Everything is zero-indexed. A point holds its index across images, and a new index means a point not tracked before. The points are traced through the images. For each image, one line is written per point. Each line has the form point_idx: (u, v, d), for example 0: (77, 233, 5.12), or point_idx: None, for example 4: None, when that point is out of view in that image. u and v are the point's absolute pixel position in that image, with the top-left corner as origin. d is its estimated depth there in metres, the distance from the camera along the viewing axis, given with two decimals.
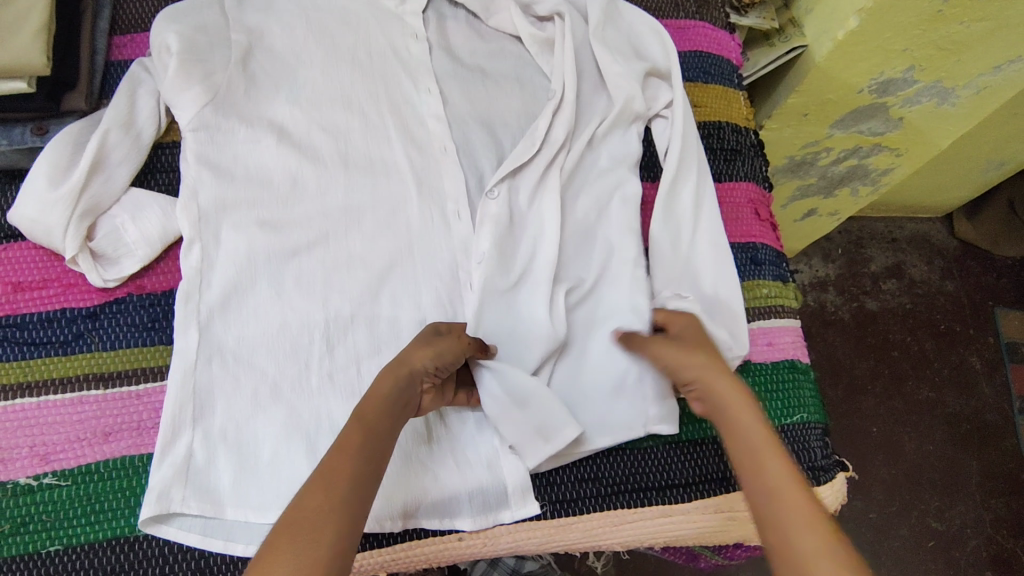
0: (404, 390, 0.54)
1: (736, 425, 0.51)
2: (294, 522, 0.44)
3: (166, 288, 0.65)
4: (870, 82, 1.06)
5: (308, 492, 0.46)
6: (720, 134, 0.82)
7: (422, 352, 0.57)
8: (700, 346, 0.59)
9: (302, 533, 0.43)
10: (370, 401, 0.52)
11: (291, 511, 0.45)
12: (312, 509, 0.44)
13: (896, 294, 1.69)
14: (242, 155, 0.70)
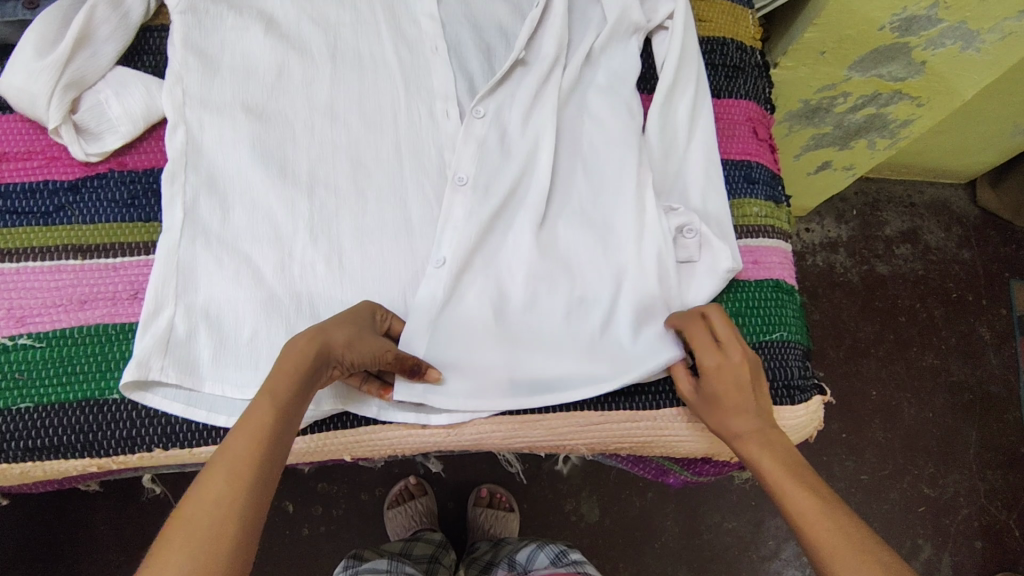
0: (316, 375, 0.53)
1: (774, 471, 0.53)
2: (188, 521, 0.43)
3: (147, 167, 0.65)
4: (892, 18, 1.02)
5: (204, 485, 0.45)
6: (723, 50, 0.79)
7: (341, 329, 0.55)
8: (729, 399, 0.57)
9: (202, 530, 0.43)
10: (281, 377, 0.51)
11: (185, 509, 0.44)
12: (207, 502, 0.44)
13: (908, 260, 1.65)
14: (230, 43, 0.69)
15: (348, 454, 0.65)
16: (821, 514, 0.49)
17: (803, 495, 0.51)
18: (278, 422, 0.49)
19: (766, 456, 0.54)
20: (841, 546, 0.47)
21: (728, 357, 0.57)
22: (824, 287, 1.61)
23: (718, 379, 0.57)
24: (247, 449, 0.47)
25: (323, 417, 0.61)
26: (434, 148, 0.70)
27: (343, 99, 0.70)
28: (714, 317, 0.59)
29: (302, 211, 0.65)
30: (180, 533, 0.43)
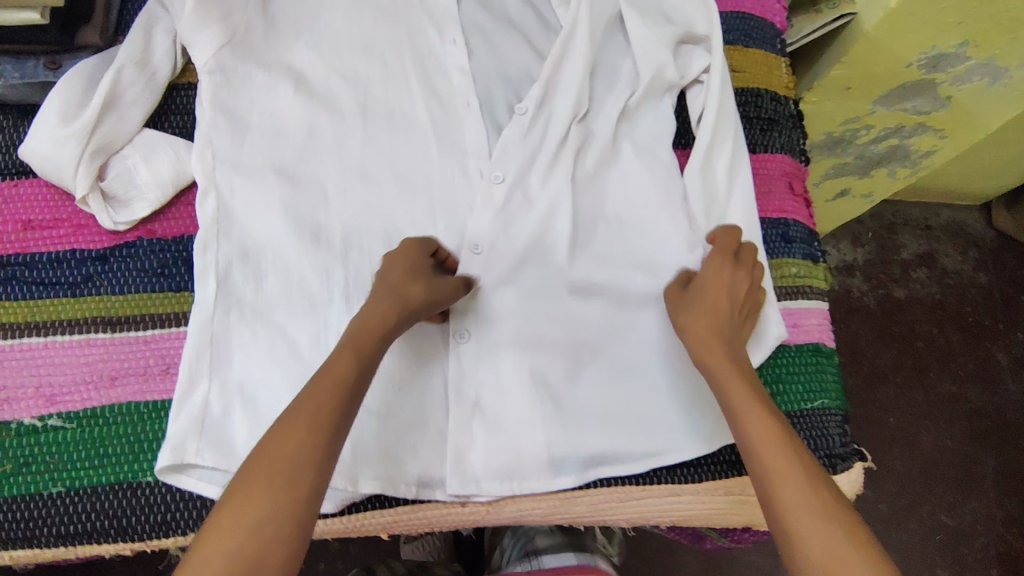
0: (401, 326, 0.58)
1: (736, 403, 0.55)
2: (280, 440, 0.48)
3: (176, 234, 0.64)
4: (921, 56, 1.01)
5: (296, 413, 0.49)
6: (758, 103, 0.78)
7: (417, 286, 0.58)
8: (707, 299, 0.61)
9: (282, 473, 0.47)
10: (367, 332, 0.55)
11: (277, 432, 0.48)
12: (289, 445, 0.48)
13: (925, 284, 1.65)
14: (259, 102, 0.68)
15: (386, 533, 0.64)
16: (771, 432, 0.53)
17: (755, 411, 0.54)
18: (361, 361, 0.53)
19: (722, 362, 0.58)
20: (784, 461, 0.51)
21: (724, 263, 0.63)
22: (842, 313, 1.60)
23: (710, 276, 0.62)
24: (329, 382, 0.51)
25: (361, 498, 0.61)
26: (468, 208, 0.68)
27: (375, 161, 0.68)
28: (720, 236, 0.65)
29: (337, 279, 0.63)
30: (271, 453, 0.47)
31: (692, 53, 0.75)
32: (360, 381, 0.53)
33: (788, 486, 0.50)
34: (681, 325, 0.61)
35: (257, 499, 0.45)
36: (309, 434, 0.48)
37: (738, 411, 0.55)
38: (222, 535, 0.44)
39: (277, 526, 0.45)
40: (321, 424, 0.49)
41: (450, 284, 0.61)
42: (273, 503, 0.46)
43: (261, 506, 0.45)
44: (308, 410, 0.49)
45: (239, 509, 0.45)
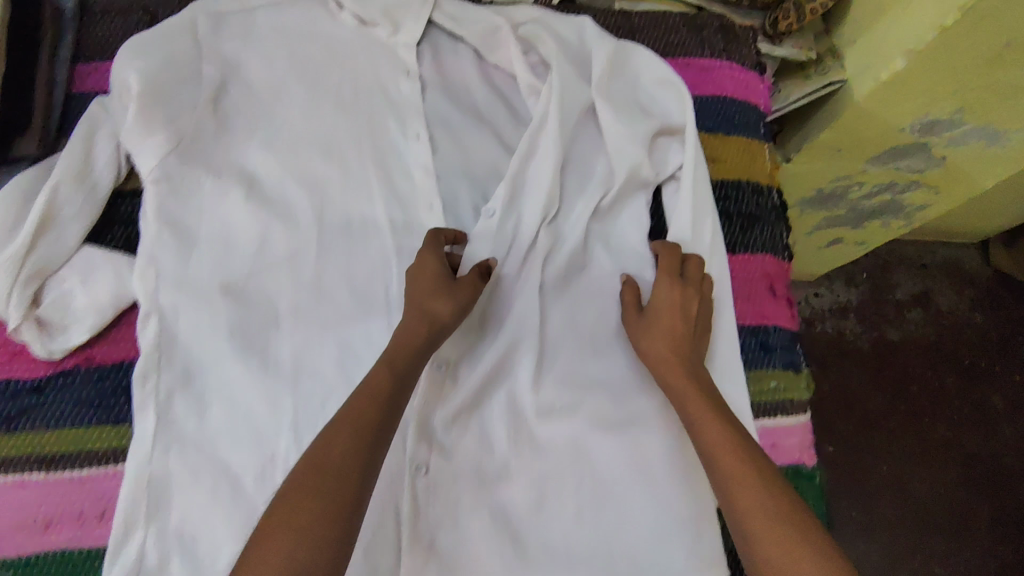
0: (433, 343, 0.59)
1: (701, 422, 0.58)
2: (321, 456, 0.50)
3: (117, 360, 0.61)
4: (914, 123, 0.95)
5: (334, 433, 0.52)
6: (738, 196, 0.74)
7: (438, 300, 0.59)
8: (663, 325, 0.62)
9: (321, 482, 0.49)
10: (399, 351, 0.57)
11: (317, 449, 0.51)
12: (323, 456, 0.51)
13: (919, 325, 1.61)
14: (207, 211, 0.64)
15: None
16: (736, 455, 0.55)
17: (719, 435, 0.56)
18: (396, 380, 0.56)
19: (686, 387, 0.60)
20: (746, 476, 0.54)
21: (673, 284, 0.63)
22: (834, 356, 1.56)
23: (661, 300, 0.63)
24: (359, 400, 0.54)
25: None
26: None
27: (331, 274, 0.64)
28: (665, 256, 0.65)
29: (286, 408, 0.60)
30: (315, 469, 0.50)
31: (669, 147, 0.72)
32: (396, 396, 0.55)
33: (749, 502, 0.53)
34: (643, 351, 0.62)
35: (300, 509, 0.48)
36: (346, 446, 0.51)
37: (703, 435, 0.57)
38: (272, 541, 0.47)
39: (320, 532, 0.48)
40: (355, 434, 0.52)
41: (469, 285, 0.61)
42: (313, 507, 0.48)
43: (305, 511, 0.48)
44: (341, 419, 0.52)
45: (280, 519, 0.48)
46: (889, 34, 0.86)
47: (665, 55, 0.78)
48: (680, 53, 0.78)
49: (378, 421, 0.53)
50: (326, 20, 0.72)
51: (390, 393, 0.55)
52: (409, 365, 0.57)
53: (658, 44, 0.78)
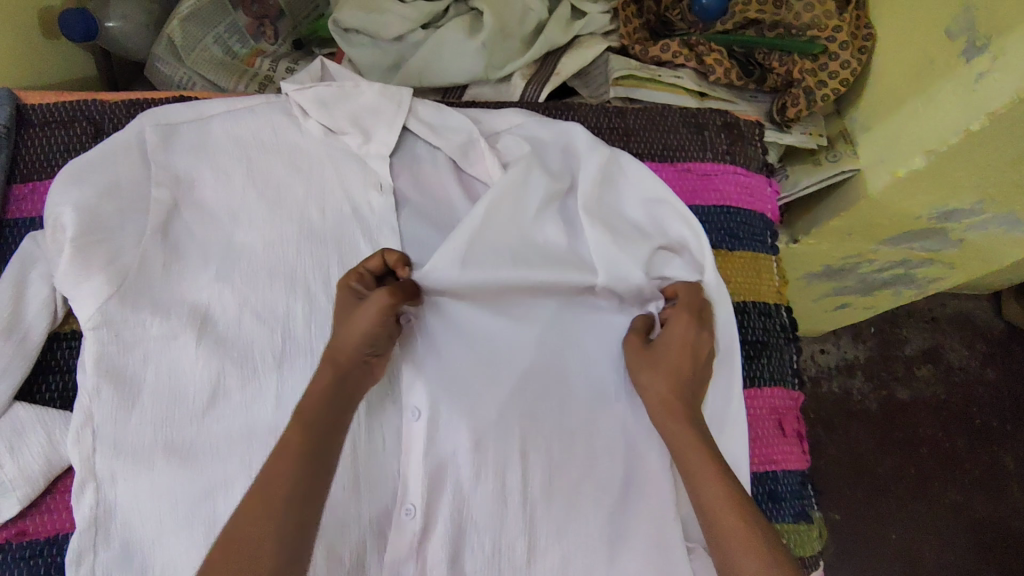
0: (351, 386, 0.55)
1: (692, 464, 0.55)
2: (235, 536, 0.47)
3: (51, 533, 0.55)
4: (932, 212, 0.85)
5: (246, 509, 0.48)
6: (745, 321, 0.67)
7: (352, 336, 0.55)
8: (668, 362, 0.59)
9: (262, 519, 0.48)
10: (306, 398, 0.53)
11: (229, 531, 0.48)
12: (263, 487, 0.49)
13: (930, 383, 1.36)
14: (152, 358, 0.57)
15: None
16: (729, 504, 0.53)
17: (716, 482, 0.54)
18: (312, 438, 0.52)
19: (679, 426, 0.57)
20: (741, 532, 0.51)
21: (685, 322, 0.60)
22: (840, 418, 1.33)
23: (673, 338, 0.60)
24: (277, 467, 0.50)
25: None
26: (396, 475, 0.59)
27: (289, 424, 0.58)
28: (686, 291, 0.62)
29: None
30: (223, 549, 0.47)
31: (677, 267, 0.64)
32: (319, 455, 0.51)
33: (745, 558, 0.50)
34: (642, 386, 0.60)
35: (241, 551, 0.47)
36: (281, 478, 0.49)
37: (696, 483, 0.55)
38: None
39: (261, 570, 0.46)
40: (288, 473, 0.50)
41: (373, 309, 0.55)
42: (250, 552, 0.46)
43: (251, 546, 0.47)
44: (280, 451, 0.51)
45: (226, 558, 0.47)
46: (912, 124, 0.78)
47: (665, 160, 0.71)
48: (680, 157, 0.71)
49: (298, 493, 0.49)
50: (290, 130, 0.65)
51: (310, 457, 0.51)
52: (332, 424, 0.53)
53: (657, 146, 0.71)
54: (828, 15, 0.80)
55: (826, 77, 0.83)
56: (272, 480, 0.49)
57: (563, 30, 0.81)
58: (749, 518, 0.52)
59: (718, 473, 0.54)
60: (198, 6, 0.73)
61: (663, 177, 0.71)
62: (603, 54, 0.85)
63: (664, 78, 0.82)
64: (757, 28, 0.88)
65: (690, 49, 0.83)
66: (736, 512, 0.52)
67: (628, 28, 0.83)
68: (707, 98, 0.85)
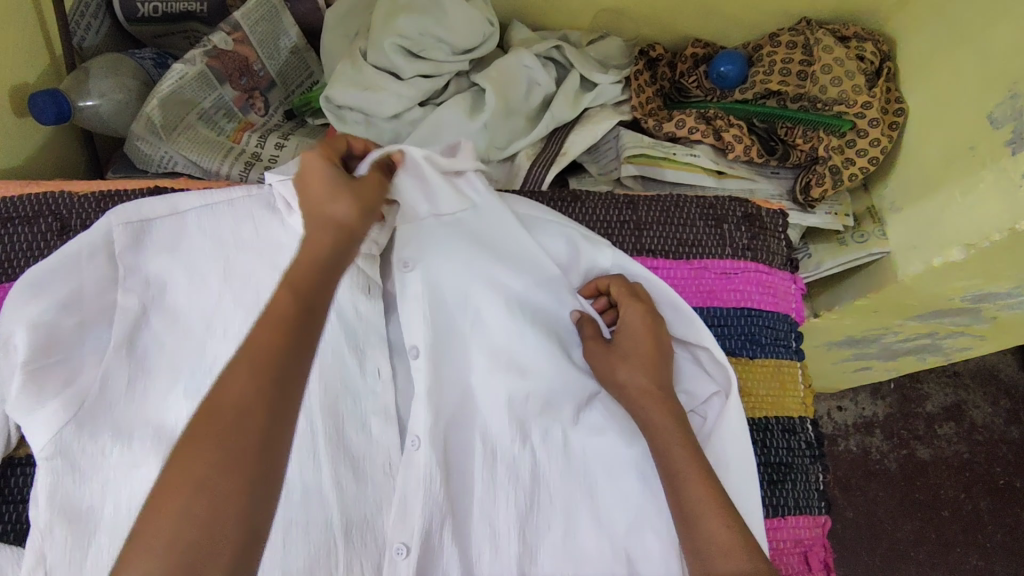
0: (343, 251, 0.48)
1: (667, 449, 0.52)
2: (216, 404, 0.40)
3: None
4: (964, 295, 0.79)
5: (230, 374, 0.41)
6: (767, 440, 0.62)
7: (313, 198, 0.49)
8: (638, 351, 0.56)
9: (256, 379, 0.40)
10: (301, 264, 0.46)
11: (210, 399, 0.40)
12: (262, 354, 0.41)
13: (953, 442, 1.22)
14: (113, 488, 0.52)
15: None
16: (711, 502, 0.49)
17: (697, 480, 0.50)
18: (301, 304, 0.44)
19: (661, 416, 0.53)
20: (727, 541, 0.47)
21: (642, 309, 0.58)
22: (857, 479, 1.20)
23: (635, 327, 0.57)
24: (267, 334, 0.42)
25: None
26: None
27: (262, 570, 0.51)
28: (619, 282, 0.59)
29: None
30: (204, 420, 0.39)
31: (686, 367, 0.60)
32: (308, 322, 0.44)
33: (729, 566, 0.46)
34: (621, 394, 0.56)
35: (237, 398, 0.40)
36: (274, 351, 0.42)
37: (681, 480, 0.50)
38: (190, 461, 0.38)
39: (246, 449, 0.39)
40: (284, 341, 0.42)
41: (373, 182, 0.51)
42: (239, 417, 0.39)
43: (237, 405, 0.40)
44: (278, 313, 0.43)
45: (207, 420, 0.39)
46: (948, 213, 0.71)
47: (679, 257, 0.66)
48: (697, 253, 0.66)
49: (291, 366, 0.42)
50: (272, 224, 0.59)
51: (297, 321, 0.43)
52: (323, 287, 0.46)
53: (672, 241, 0.66)
54: (857, 89, 0.77)
55: (853, 154, 0.78)
56: (259, 348, 0.41)
57: (572, 104, 0.76)
58: (739, 523, 0.48)
59: (700, 463, 0.51)
60: (182, 82, 0.68)
61: (677, 276, 0.65)
62: (615, 128, 0.79)
63: (680, 156, 0.77)
64: (779, 98, 0.81)
65: (708, 123, 0.78)
66: (726, 515, 0.48)
67: (641, 98, 0.79)
68: (726, 175, 0.79)
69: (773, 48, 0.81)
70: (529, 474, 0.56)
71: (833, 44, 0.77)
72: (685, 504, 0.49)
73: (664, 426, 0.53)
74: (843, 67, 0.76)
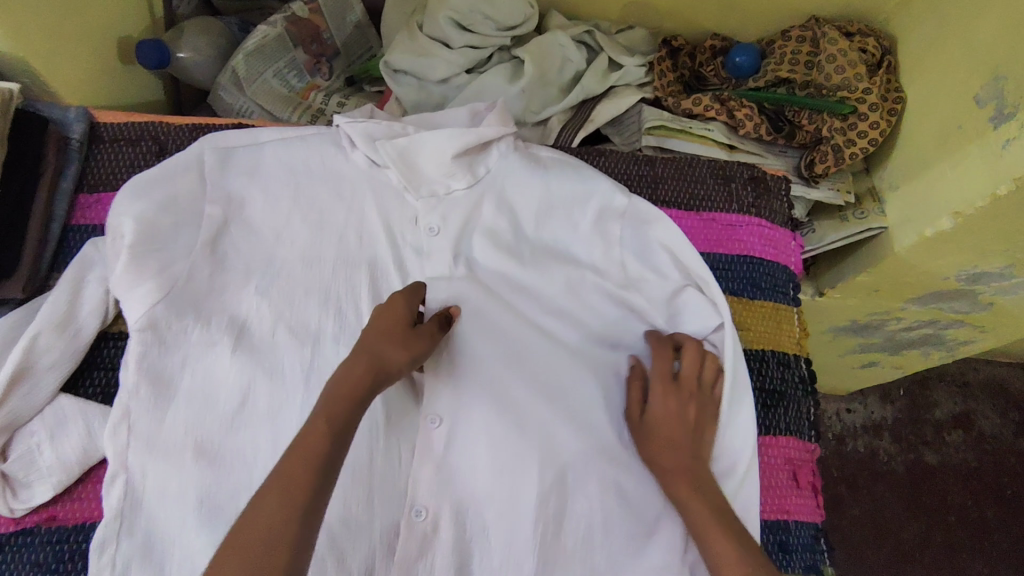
0: (376, 390, 0.55)
1: (698, 517, 0.57)
2: (249, 526, 0.46)
3: (79, 521, 0.59)
4: (958, 273, 0.85)
5: (263, 499, 0.47)
6: (763, 369, 0.69)
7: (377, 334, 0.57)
8: (667, 431, 0.61)
9: (284, 501, 0.47)
10: (336, 397, 0.53)
11: (242, 523, 0.46)
12: (294, 486, 0.48)
13: (961, 449, 1.25)
14: (192, 363, 0.60)
15: None
16: (738, 559, 0.53)
17: (720, 536, 0.55)
18: (332, 430, 0.51)
19: (691, 492, 0.59)
20: None
21: (667, 390, 0.63)
22: (863, 479, 1.22)
23: (659, 406, 0.62)
24: (294, 464, 0.49)
25: None
26: (406, 492, 0.60)
27: None
28: (657, 356, 0.64)
29: None
30: (238, 539, 0.46)
31: (695, 303, 0.67)
32: (335, 448, 0.51)
33: None
34: (651, 460, 0.61)
35: (268, 520, 0.46)
36: (304, 477, 0.48)
37: (707, 540, 0.56)
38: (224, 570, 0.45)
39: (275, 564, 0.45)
40: (312, 467, 0.49)
41: (428, 338, 0.59)
42: (267, 541, 0.45)
43: (266, 529, 0.46)
44: (310, 444, 0.50)
45: (239, 539, 0.46)
46: (937, 187, 0.79)
47: (690, 208, 0.74)
48: (706, 206, 0.74)
49: (314, 488, 0.48)
50: (337, 158, 0.68)
51: (325, 445, 0.50)
52: (351, 415, 0.53)
53: (683, 194, 0.74)
54: (858, 77, 0.84)
55: (854, 136, 0.85)
56: (290, 476, 0.48)
57: (599, 80, 0.85)
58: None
59: (725, 527, 0.56)
60: (264, 42, 0.79)
61: (688, 224, 0.73)
62: (637, 104, 0.89)
63: (695, 130, 0.86)
64: (788, 86, 0.91)
65: (722, 103, 0.86)
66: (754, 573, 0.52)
67: (662, 79, 0.87)
68: (737, 150, 0.88)
69: (784, 42, 0.90)
70: (547, 381, 0.63)
71: (838, 37, 0.85)
72: (720, 567, 0.53)
73: (700, 506, 0.58)
74: (846, 58, 0.84)
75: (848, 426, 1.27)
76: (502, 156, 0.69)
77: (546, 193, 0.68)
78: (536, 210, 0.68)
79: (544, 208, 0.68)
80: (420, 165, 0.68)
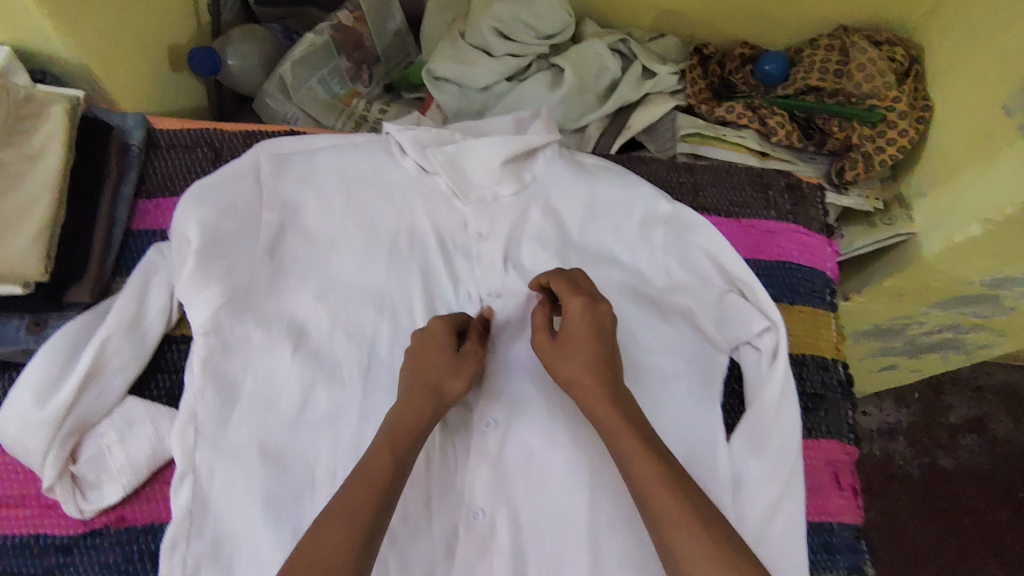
0: (434, 419, 0.57)
1: (622, 441, 0.55)
2: (316, 548, 0.49)
3: (148, 521, 0.60)
4: (984, 278, 0.83)
5: (328, 523, 0.50)
6: (803, 373, 0.71)
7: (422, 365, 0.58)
8: (582, 349, 0.58)
9: (348, 525, 0.50)
10: (399, 426, 0.56)
11: (309, 542, 0.49)
12: (358, 513, 0.50)
13: (975, 453, 1.27)
14: (253, 366, 0.62)
15: None
16: (667, 493, 0.51)
17: (645, 464, 0.53)
18: (397, 458, 0.54)
19: (614, 415, 0.56)
20: (680, 524, 0.50)
21: (584, 305, 0.59)
22: (879, 482, 1.25)
23: (575, 324, 0.59)
24: (360, 491, 0.52)
25: None
26: (464, 494, 0.61)
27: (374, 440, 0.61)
28: (559, 280, 0.61)
29: None
30: (305, 558, 0.49)
31: (750, 309, 0.66)
32: (397, 476, 0.53)
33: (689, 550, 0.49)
34: (566, 379, 0.58)
35: (331, 543, 0.49)
36: (367, 503, 0.51)
37: (629, 466, 0.53)
38: None
39: None
40: (373, 494, 0.52)
41: (476, 360, 0.60)
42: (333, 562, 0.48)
43: (330, 552, 0.49)
44: (374, 470, 0.53)
45: (305, 561, 0.48)
46: (963, 197, 0.81)
47: (730, 215, 0.76)
48: (745, 213, 0.76)
49: (376, 513, 0.51)
50: (388, 165, 0.69)
51: (390, 475, 0.53)
52: (411, 443, 0.55)
53: (723, 201, 0.76)
54: (887, 85, 0.86)
55: (883, 144, 0.87)
56: (353, 501, 0.51)
57: (635, 88, 0.87)
58: (691, 509, 0.51)
59: (652, 453, 0.54)
60: (310, 50, 0.80)
61: (727, 231, 0.75)
62: (671, 112, 0.91)
63: (729, 137, 0.88)
64: (818, 94, 0.93)
65: (755, 111, 0.88)
66: (682, 508, 0.51)
67: (695, 88, 0.89)
68: (769, 158, 0.90)
69: (813, 51, 0.92)
70: None
71: (867, 46, 0.87)
72: (644, 497, 0.52)
73: (614, 425, 0.55)
74: (876, 66, 0.86)
75: (863, 430, 1.29)
76: (550, 163, 0.70)
77: (591, 199, 0.69)
78: (584, 217, 0.70)
79: (591, 214, 0.70)
80: (469, 173, 0.69)
